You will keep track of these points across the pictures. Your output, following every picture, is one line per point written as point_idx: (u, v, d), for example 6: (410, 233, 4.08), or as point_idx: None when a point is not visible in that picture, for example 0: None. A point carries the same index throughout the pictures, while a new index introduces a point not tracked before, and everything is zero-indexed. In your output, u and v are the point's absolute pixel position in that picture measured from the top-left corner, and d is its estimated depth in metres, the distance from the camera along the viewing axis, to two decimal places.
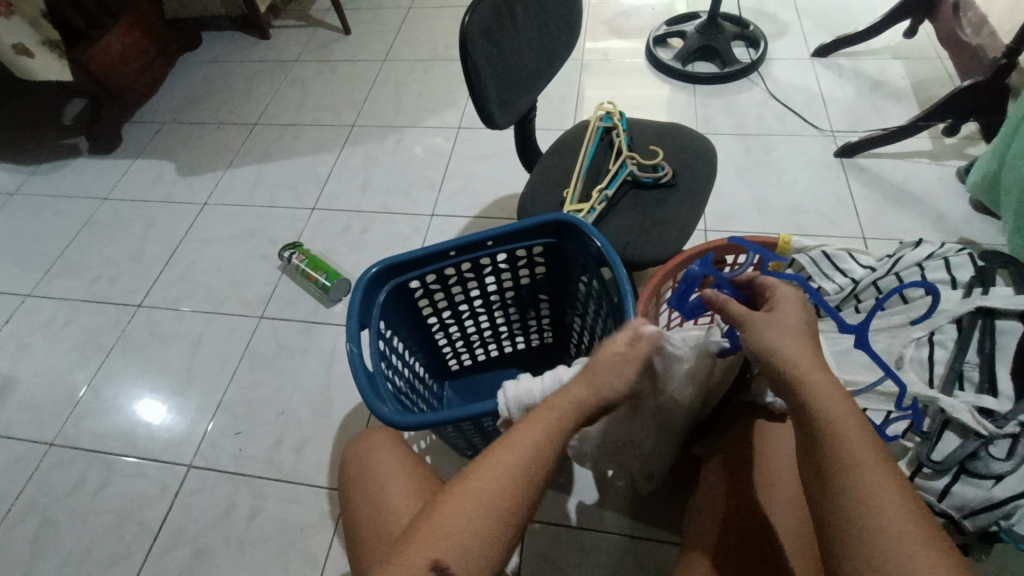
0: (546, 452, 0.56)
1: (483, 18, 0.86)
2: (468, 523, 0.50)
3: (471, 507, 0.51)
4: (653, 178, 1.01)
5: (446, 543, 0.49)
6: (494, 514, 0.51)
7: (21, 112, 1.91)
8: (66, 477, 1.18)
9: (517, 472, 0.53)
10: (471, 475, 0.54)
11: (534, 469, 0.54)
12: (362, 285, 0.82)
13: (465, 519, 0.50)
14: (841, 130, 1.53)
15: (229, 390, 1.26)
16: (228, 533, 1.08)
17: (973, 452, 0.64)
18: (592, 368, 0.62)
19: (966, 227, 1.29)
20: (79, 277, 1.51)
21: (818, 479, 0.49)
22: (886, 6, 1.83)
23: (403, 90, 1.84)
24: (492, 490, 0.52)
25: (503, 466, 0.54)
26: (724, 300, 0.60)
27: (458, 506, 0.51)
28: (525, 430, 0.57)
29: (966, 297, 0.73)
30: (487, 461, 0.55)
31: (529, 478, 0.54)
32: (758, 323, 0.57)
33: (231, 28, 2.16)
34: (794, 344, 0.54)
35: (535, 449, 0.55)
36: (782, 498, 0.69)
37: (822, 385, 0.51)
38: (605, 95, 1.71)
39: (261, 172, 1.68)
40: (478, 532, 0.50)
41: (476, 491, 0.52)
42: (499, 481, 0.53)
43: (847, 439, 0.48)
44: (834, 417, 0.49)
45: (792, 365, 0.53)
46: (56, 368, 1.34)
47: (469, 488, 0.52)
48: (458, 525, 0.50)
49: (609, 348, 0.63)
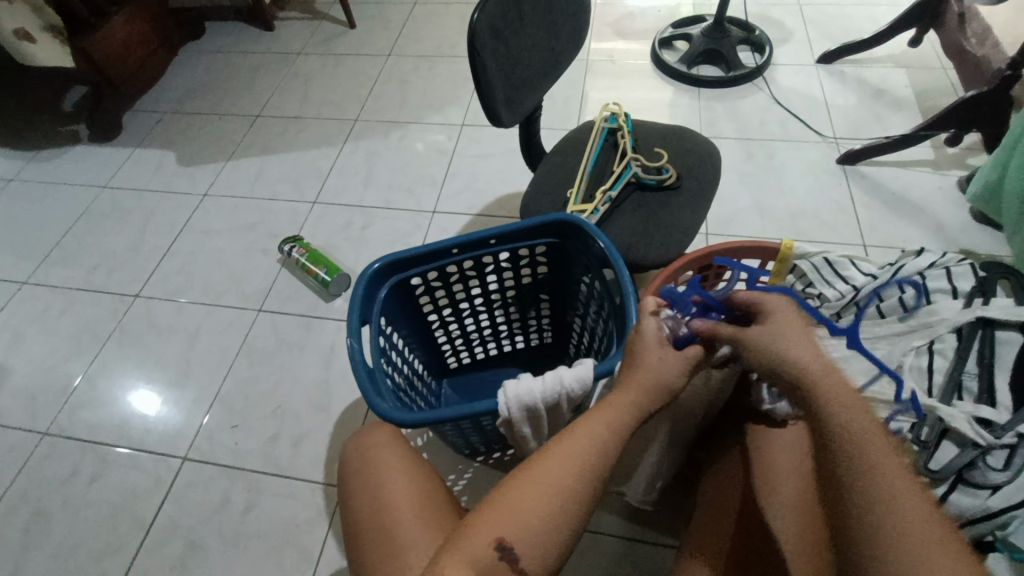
0: (608, 443, 0.57)
1: (491, 17, 0.86)
2: (532, 507, 0.53)
3: (536, 494, 0.54)
4: (657, 181, 1.01)
5: (510, 526, 0.52)
6: (559, 502, 0.54)
7: (21, 99, 1.90)
8: (61, 468, 1.17)
9: (578, 462, 0.56)
10: (536, 464, 0.56)
11: (599, 457, 0.57)
12: (364, 280, 0.82)
13: (529, 504, 0.53)
14: (843, 138, 1.53)
15: (226, 383, 1.25)
16: (223, 528, 1.08)
17: (970, 462, 0.64)
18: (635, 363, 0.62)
19: (965, 237, 1.30)
20: (76, 267, 1.50)
21: (832, 486, 0.49)
22: (890, 15, 1.84)
23: (407, 86, 1.83)
24: (548, 482, 0.54)
25: (567, 455, 0.56)
26: (712, 327, 0.60)
27: (524, 492, 0.54)
28: (589, 419, 0.59)
29: (968, 306, 0.73)
30: (553, 451, 0.57)
31: (592, 468, 0.56)
32: (762, 332, 0.57)
33: (235, 19, 2.15)
34: (805, 352, 0.54)
35: (599, 438, 0.57)
36: (786, 500, 0.69)
37: (834, 393, 0.51)
38: (609, 97, 1.71)
39: (262, 165, 1.67)
40: (543, 515, 0.53)
41: (542, 477, 0.55)
42: (563, 470, 0.55)
43: (863, 445, 0.48)
44: (850, 426, 0.49)
45: (802, 374, 0.53)
46: (52, 357, 1.34)
47: (535, 474, 0.55)
48: (525, 509, 0.53)
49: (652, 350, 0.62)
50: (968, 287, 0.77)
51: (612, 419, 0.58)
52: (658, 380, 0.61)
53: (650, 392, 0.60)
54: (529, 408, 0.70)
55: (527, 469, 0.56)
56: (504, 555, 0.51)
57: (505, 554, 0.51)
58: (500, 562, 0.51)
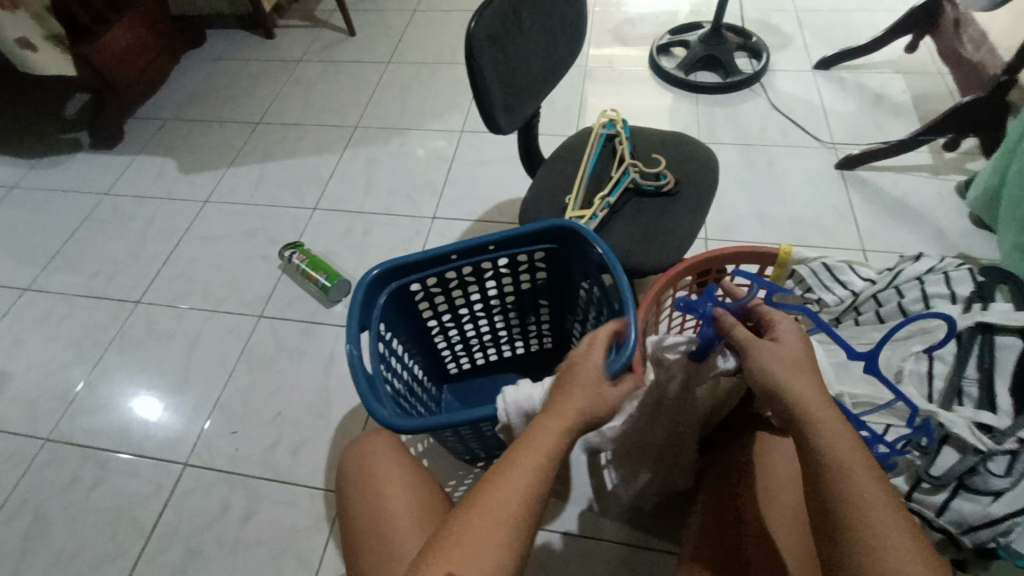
0: (549, 468, 0.57)
1: (490, 26, 0.86)
2: (486, 538, 0.51)
3: (488, 518, 0.52)
4: (655, 187, 1.01)
5: (466, 556, 0.49)
6: (511, 523, 0.52)
7: (23, 106, 1.91)
8: (59, 474, 1.17)
9: (524, 492, 0.54)
10: (487, 489, 0.54)
11: (545, 476, 0.56)
12: (363, 286, 0.82)
13: (481, 534, 0.51)
14: (842, 143, 1.54)
15: (226, 389, 1.25)
16: (222, 535, 1.07)
17: (972, 468, 0.64)
18: (570, 380, 0.64)
19: (964, 243, 1.30)
20: (77, 273, 1.50)
21: (823, 517, 0.50)
22: (888, 20, 1.85)
23: (407, 93, 1.84)
24: (496, 513, 0.52)
25: (515, 485, 0.54)
26: (730, 324, 0.62)
27: (478, 523, 0.52)
28: (530, 441, 0.58)
29: (968, 313, 0.72)
30: (501, 475, 0.55)
31: (537, 489, 0.55)
32: (772, 348, 0.58)
33: (237, 27, 2.17)
34: (805, 381, 0.55)
35: (544, 464, 0.57)
36: (783, 511, 0.69)
37: (829, 423, 0.52)
38: (608, 103, 1.71)
39: (263, 171, 1.68)
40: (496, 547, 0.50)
41: (492, 506, 0.53)
42: (514, 492, 0.54)
43: (849, 471, 0.49)
44: (838, 459, 0.50)
45: (798, 405, 0.54)
46: (53, 364, 1.34)
47: (482, 506, 0.53)
48: (478, 537, 0.51)
49: (587, 368, 0.64)
50: (966, 292, 0.76)
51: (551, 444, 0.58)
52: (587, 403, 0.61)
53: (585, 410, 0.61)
54: (527, 415, 0.70)
55: (475, 499, 0.54)
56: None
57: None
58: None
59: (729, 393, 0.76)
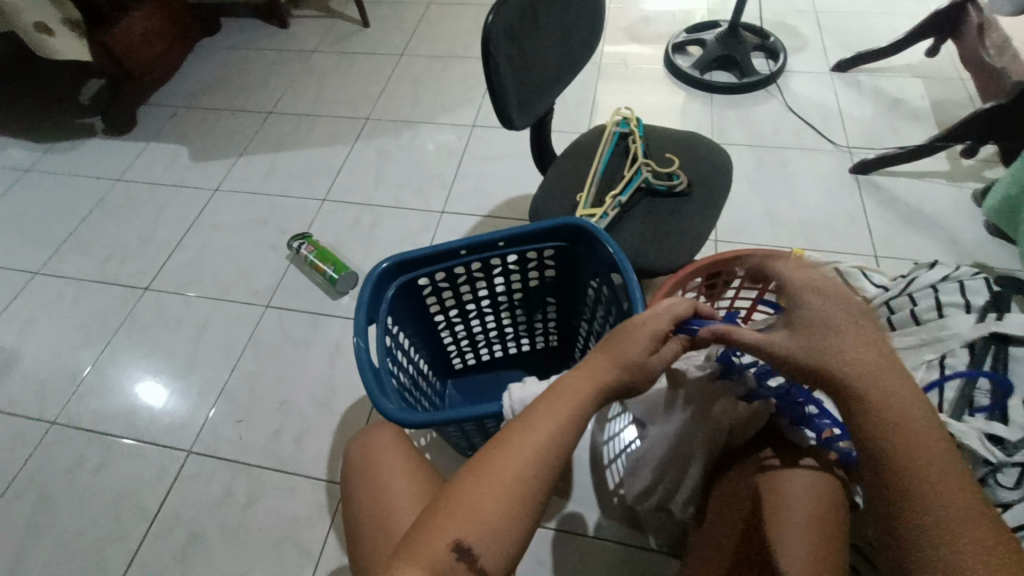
0: (563, 441, 0.56)
1: (506, 20, 0.86)
2: (494, 509, 0.51)
3: (498, 491, 0.52)
4: (667, 187, 1.00)
5: (471, 527, 0.50)
6: (518, 496, 0.52)
7: (39, 90, 1.93)
8: (67, 456, 1.18)
9: (531, 462, 0.54)
10: (495, 459, 0.54)
11: (553, 452, 0.55)
12: (371, 280, 0.82)
13: (489, 506, 0.51)
14: (857, 147, 1.52)
15: (232, 376, 1.26)
16: (225, 521, 1.08)
17: (981, 479, 0.62)
18: (615, 347, 0.61)
19: (979, 251, 1.28)
20: (88, 256, 1.51)
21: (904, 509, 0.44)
22: (908, 24, 1.82)
23: (419, 86, 1.84)
24: (505, 482, 0.53)
25: (522, 452, 0.54)
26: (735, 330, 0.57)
27: (485, 496, 0.52)
28: (547, 414, 0.57)
29: (980, 322, 0.70)
30: (514, 447, 0.55)
31: (550, 462, 0.55)
32: (812, 309, 0.53)
33: (251, 15, 2.17)
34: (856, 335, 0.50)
35: (556, 437, 0.56)
36: (795, 527, 0.64)
37: (893, 396, 0.47)
38: (621, 101, 1.70)
39: (274, 161, 1.68)
40: (499, 516, 0.51)
41: (499, 478, 0.53)
42: (523, 463, 0.54)
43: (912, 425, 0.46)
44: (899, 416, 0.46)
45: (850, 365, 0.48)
46: (63, 346, 1.35)
47: (489, 472, 0.53)
48: (485, 507, 0.51)
49: (636, 342, 0.60)
50: (982, 302, 0.74)
51: (566, 412, 0.57)
52: (632, 368, 0.60)
53: (619, 377, 0.60)
54: None
55: (485, 473, 0.53)
56: (461, 556, 0.48)
57: (463, 555, 0.49)
58: (458, 563, 0.48)
59: (748, 419, 0.72)
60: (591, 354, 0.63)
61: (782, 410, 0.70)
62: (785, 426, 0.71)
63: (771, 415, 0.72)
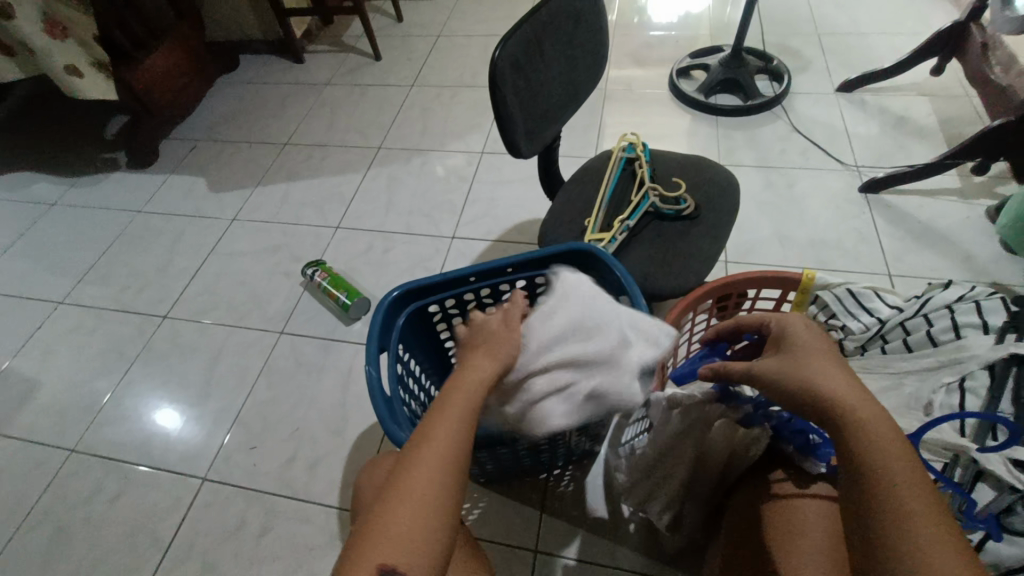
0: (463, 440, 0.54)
1: (512, 54, 0.88)
2: (410, 518, 0.48)
3: (412, 500, 0.49)
4: (674, 211, 1.01)
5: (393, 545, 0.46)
6: (432, 495, 0.49)
7: (67, 128, 2.01)
8: (84, 485, 1.20)
9: (444, 465, 0.51)
10: (406, 472, 0.51)
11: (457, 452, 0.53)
12: (382, 309, 0.83)
13: (405, 514, 0.48)
14: (865, 165, 1.52)
15: (246, 403, 1.27)
16: (238, 550, 1.08)
17: (1009, 507, 0.58)
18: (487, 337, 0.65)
19: (995, 269, 1.26)
20: (109, 286, 1.56)
21: (868, 530, 0.46)
22: (911, 43, 1.84)
23: (429, 114, 1.88)
24: (419, 490, 0.49)
25: (434, 451, 0.52)
26: (725, 365, 0.65)
27: (402, 501, 0.49)
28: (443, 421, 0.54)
29: (1000, 343, 0.69)
30: (421, 455, 0.52)
31: (457, 460, 0.52)
32: (795, 347, 0.59)
33: (268, 51, 2.25)
34: (827, 368, 0.55)
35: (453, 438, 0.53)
36: (810, 548, 0.63)
37: (865, 418, 0.50)
38: (626, 125, 1.73)
39: (289, 190, 1.73)
40: (420, 516, 0.48)
41: (415, 489, 0.49)
42: (432, 464, 0.51)
43: (879, 449, 0.48)
44: (872, 440, 0.49)
45: (826, 392, 0.53)
46: (83, 375, 1.38)
47: (405, 484, 0.49)
48: (397, 519, 0.48)
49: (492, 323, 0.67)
50: (1000, 322, 0.73)
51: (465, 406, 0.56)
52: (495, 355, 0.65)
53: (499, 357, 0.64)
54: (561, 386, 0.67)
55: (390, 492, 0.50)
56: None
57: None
58: None
59: (748, 445, 0.73)
60: (467, 353, 0.64)
61: (785, 436, 0.70)
62: (793, 453, 0.70)
63: (772, 440, 0.72)
